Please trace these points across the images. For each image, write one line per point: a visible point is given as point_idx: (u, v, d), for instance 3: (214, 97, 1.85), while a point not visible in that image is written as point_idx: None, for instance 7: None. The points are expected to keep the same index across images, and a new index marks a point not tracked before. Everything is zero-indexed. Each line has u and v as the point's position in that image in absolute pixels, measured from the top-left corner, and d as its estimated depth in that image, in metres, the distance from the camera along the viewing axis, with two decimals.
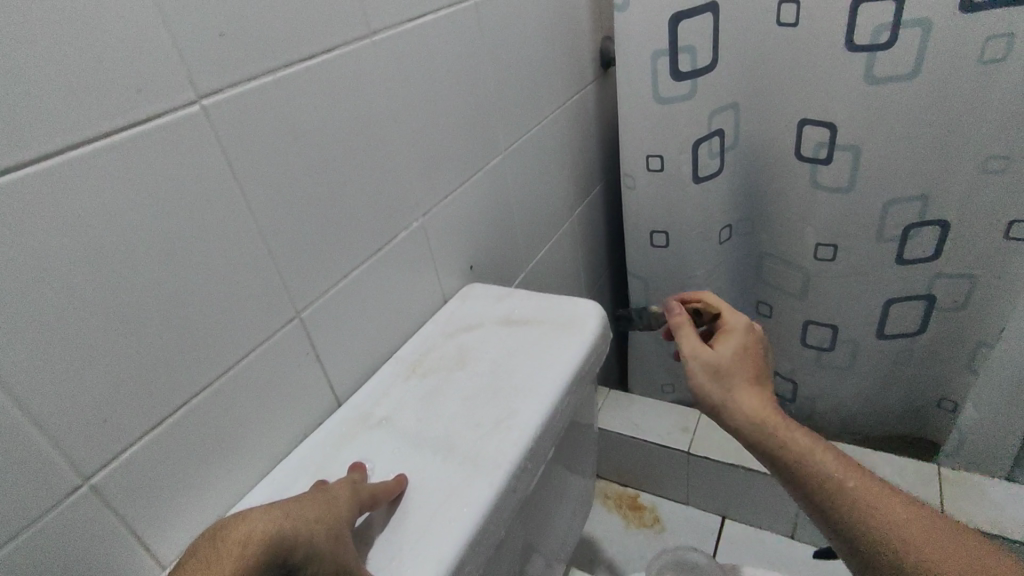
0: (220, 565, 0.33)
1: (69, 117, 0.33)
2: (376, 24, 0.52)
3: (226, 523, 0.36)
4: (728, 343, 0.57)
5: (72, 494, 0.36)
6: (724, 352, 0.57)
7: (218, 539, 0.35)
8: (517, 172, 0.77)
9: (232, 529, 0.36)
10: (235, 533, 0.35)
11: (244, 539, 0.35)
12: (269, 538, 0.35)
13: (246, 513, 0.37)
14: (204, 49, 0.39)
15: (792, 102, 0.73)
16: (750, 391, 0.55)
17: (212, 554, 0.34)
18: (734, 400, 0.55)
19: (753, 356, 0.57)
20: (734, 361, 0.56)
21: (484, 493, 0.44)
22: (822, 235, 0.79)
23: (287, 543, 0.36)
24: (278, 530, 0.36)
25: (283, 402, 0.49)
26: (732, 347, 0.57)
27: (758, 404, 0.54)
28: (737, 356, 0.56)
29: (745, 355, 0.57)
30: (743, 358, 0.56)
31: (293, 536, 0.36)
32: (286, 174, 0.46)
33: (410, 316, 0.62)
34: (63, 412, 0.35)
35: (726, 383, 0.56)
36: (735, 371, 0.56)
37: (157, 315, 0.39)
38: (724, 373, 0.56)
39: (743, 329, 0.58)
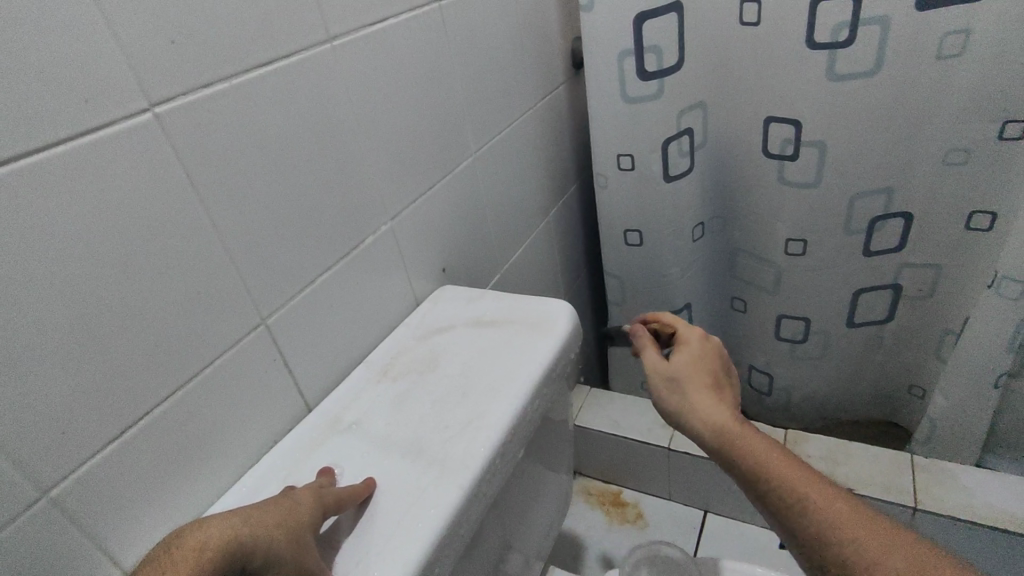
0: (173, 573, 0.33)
1: (16, 128, 0.33)
2: (337, 29, 0.52)
3: (181, 532, 0.35)
4: (683, 354, 0.59)
5: (31, 507, 0.35)
6: (681, 361, 0.58)
7: (172, 548, 0.35)
8: (489, 173, 0.77)
9: (187, 537, 0.35)
10: (188, 541, 0.35)
11: (200, 544, 0.34)
12: (226, 544, 0.35)
13: (203, 520, 0.36)
14: (157, 57, 0.39)
15: (758, 99, 0.74)
16: (710, 399, 0.55)
17: (166, 562, 0.34)
18: (693, 407, 0.55)
19: (712, 363, 0.58)
20: (691, 368, 0.57)
21: (452, 494, 0.44)
22: (791, 230, 0.80)
23: (246, 546, 0.36)
24: (236, 536, 0.36)
25: (251, 409, 0.49)
26: (688, 357, 0.58)
27: (717, 410, 0.54)
28: (693, 365, 0.57)
29: (703, 362, 0.58)
30: (698, 367, 0.57)
31: (252, 538, 0.36)
32: (246, 180, 0.46)
33: (382, 319, 0.62)
34: (18, 424, 0.34)
35: (685, 392, 0.56)
36: (693, 379, 0.56)
37: (117, 325, 0.39)
38: (681, 382, 0.57)
39: (699, 340, 0.60)
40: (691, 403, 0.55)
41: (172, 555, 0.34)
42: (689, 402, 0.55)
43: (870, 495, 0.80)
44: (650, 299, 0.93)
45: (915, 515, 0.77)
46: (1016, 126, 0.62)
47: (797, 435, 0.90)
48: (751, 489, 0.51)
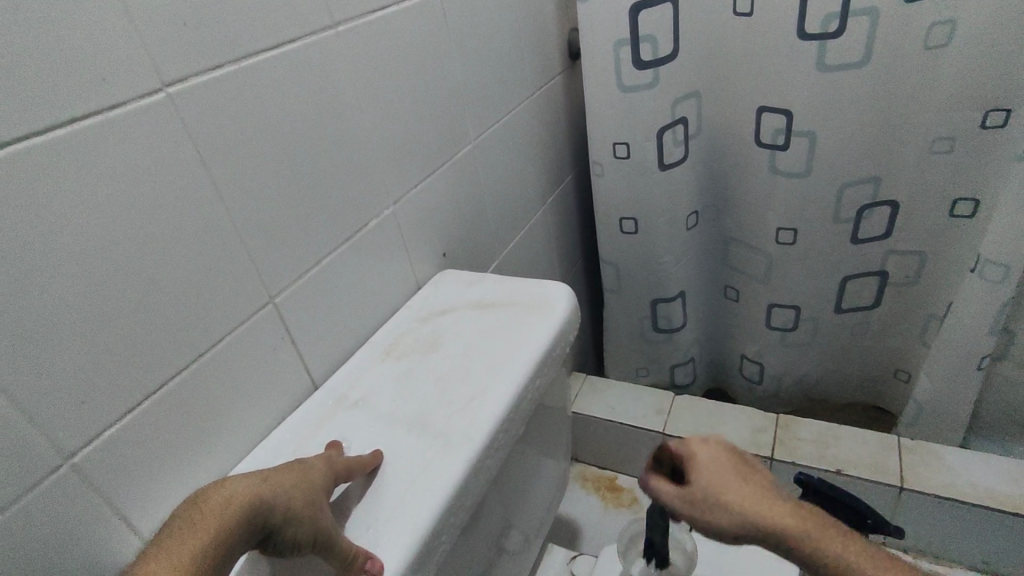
0: (200, 523, 0.35)
1: (37, 105, 0.34)
2: (342, 16, 0.53)
3: (206, 489, 0.37)
4: (696, 468, 0.51)
5: (52, 474, 0.37)
6: (701, 480, 0.50)
7: (199, 502, 0.37)
8: (488, 162, 0.78)
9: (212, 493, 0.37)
10: (214, 496, 0.37)
11: (225, 500, 0.36)
12: (248, 501, 0.37)
13: (226, 480, 0.38)
14: (170, 39, 0.40)
15: (750, 89, 0.75)
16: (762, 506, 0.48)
17: (195, 514, 0.36)
18: (743, 522, 0.48)
19: (729, 464, 0.51)
20: (714, 481, 0.50)
21: (457, 465, 0.46)
22: (782, 219, 0.82)
23: (264, 504, 0.38)
24: (257, 494, 0.38)
25: (259, 386, 0.50)
26: (704, 471, 0.51)
27: (776, 521, 0.47)
28: (713, 476, 0.50)
29: (720, 469, 0.51)
30: (723, 475, 0.50)
31: (270, 497, 0.38)
32: (255, 162, 0.47)
33: (384, 302, 0.64)
34: (41, 391, 0.36)
35: (725, 509, 0.48)
36: (726, 492, 0.49)
37: (133, 299, 0.40)
38: (716, 503, 0.49)
39: (700, 445, 0.53)
40: (738, 521, 0.48)
41: (199, 510, 0.36)
42: (738, 521, 0.48)
43: (859, 476, 0.82)
44: (645, 286, 0.95)
45: (901, 494, 0.80)
46: (998, 114, 0.65)
47: (789, 419, 0.92)
48: None
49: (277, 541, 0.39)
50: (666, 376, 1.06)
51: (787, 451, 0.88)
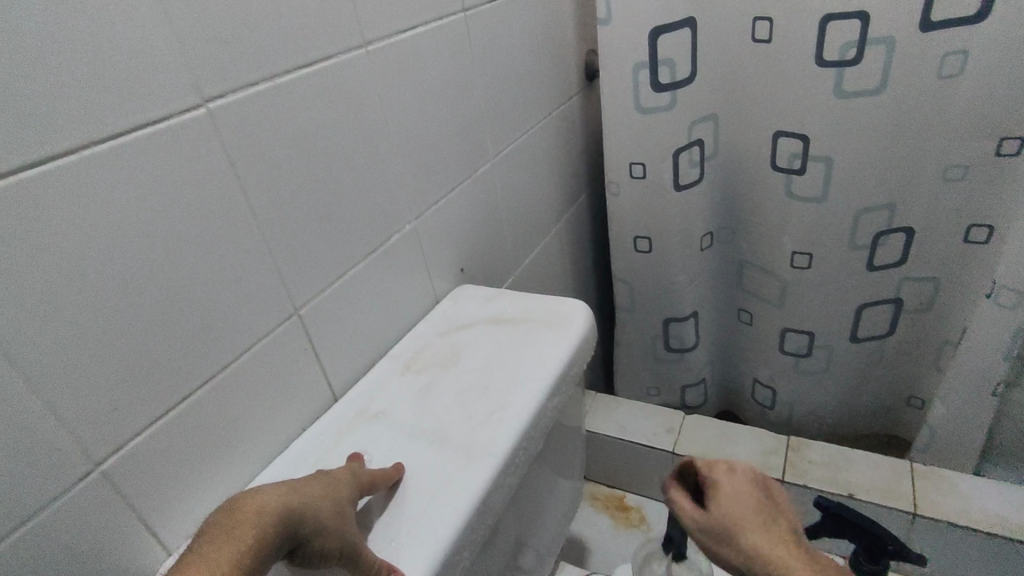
0: (241, 529, 0.35)
1: (84, 119, 0.35)
2: (371, 35, 0.54)
3: (240, 497, 0.37)
4: (718, 496, 0.48)
5: (81, 480, 0.37)
6: (720, 511, 0.47)
7: (233, 509, 0.37)
8: (506, 179, 0.79)
9: (247, 501, 0.37)
10: (249, 505, 0.37)
11: (260, 510, 0.36)
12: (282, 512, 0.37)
13: (259, 489, 0.39)
14: (212, 56, 0.41)
15: (767, 114, 0.76)
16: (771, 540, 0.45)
17: (228, 522, 0.36)
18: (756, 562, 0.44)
19: (754, 500, 0.47)
20: (734, 515, 0.46)
21: (477, 479, 0.46)
22: (797, 243, 0.83)
23: (297, 515, 0.38)
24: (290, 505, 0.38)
25: (282, 397, 0.51)
26: (725, 502, 0.47)
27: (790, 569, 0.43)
28: (734, 509, 0.47)
29: (743, 504, 0.47)
30: (738, 508, 0.47)
31: (302, 508, 0.38)
32: (286, 176, 0.48)
33: (404, 316, 0.64)
34: (74, 398, 0.36)
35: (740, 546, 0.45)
36: (741, 527, 0.46)
37: (166, 309, 0.41)
38: (732, 537, 0.46)
39: (726, 474, 0.49)
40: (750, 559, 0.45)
41: (234, 518, 0.36)
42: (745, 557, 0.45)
43: (871, 501, 0.81)
44: (657, 305, 0.96)
45: (913, 521, 0.79)
46: (1012, 144, 0.65)
47: (801, 442, 0.92)
48: None
49: (304, 552, 0.39)
50: (678, 396, 1.06)
51: (798, 475, 0.88)
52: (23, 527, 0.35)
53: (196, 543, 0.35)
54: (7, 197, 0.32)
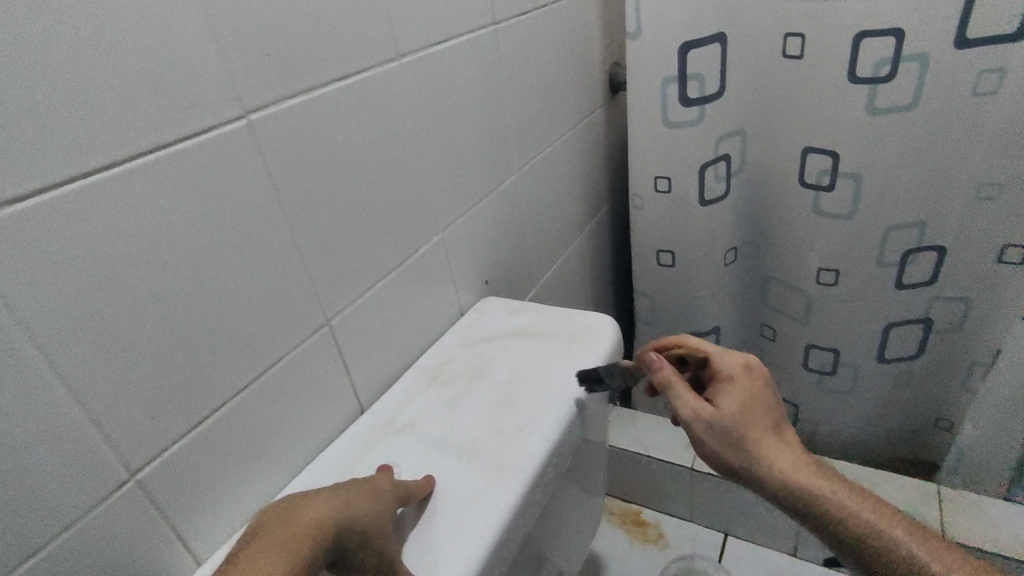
0: (290, 549, 0.36)
1: (132, 131, 0.35)
2: (405, 48, 0.54)
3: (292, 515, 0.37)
4: (726, 396, 0.55)
5: (118, 489, 0.37)
6: (730, 411, 0.53)
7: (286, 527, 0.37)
8: (531, 191, 0.79)
9: (299, 519, 0.37)
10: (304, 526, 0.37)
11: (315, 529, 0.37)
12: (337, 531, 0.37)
13: (309, 504, 0.38)
14: (254, 69, 0.41)
15: (795, 129, 0.76)
16: (774, 444, 0.54)
17: (277, 539, 0.36)
18: (752, 460, 0.53)
19: (759, 403, 0.55)
20: (741, 416, 0.54)
21: (508, 495, 0.46)
22: (823, 259, 0.82)
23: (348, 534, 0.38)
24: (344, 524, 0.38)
25: (311, 407, 0.51)
26: (735, 404, 0.54)
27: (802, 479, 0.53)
28: (741, 410, 0.54)
29: (752, 404, 0.55)
30: (751, 407, 0.54)
31: (354, 526, 0.38)
32: (321, 187, 0.48)
33: (429, 327, 0.64)
34: (113, 407, 0.36)
35: (743, 444, 0.53)
36: (744, 426, 0.53)
37: (203, 319, 0.41)
38: (736, 438, 0.53)
39: (733, 373, 0.56)
40: (749, 457, 0.53)
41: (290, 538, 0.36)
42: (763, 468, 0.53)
43: None
44: (679, 319, 0.95)
45: None
46: None
47: (825, 461, 0.91)
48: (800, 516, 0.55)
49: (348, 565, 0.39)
50: None
51: None
52: (61, 535, 0.35)
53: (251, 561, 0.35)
54: (55, 209, 0.32)
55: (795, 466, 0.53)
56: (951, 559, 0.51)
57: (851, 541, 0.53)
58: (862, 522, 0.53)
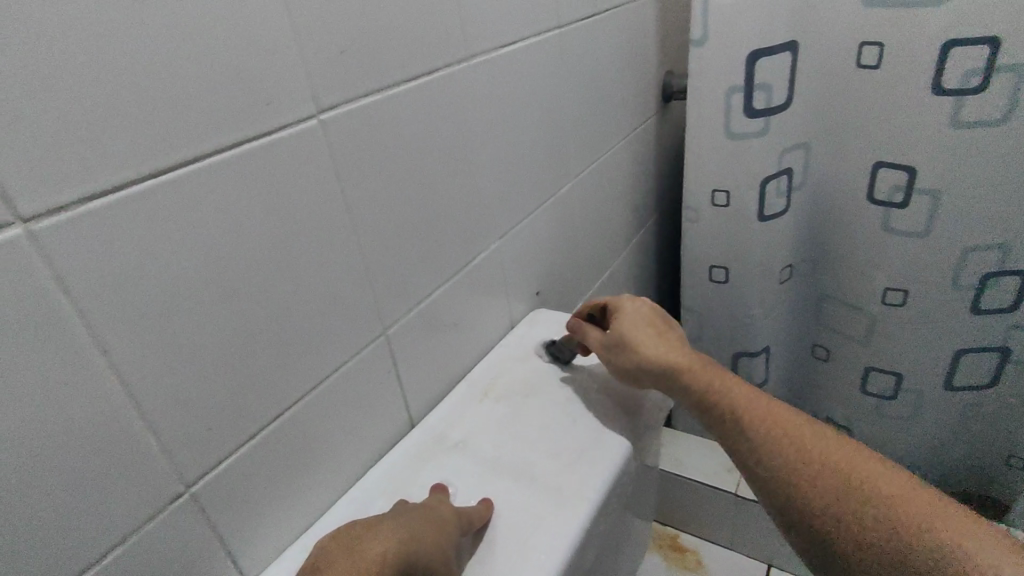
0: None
1: (207, 127, 0.34)
2: (474, 49, 0.53)
3: (359, 541, 0.38)
4: (620, 318, 0.56)
5: (173, 501, 0.36)
6: (620, 326, 0.55)
7: (352, 553, 0.37)
8: (584, 200, 0.77)
9: (364, 546, 0.37)
10: (369, 553, 0.37)
11: (380, 558, 0.36)
12: (399, 560, 0.37)
13: (376, 532, 0.38)
14: (328, 66, 0.40)
15: (867, 142, 0.72)
16: (667, 348, 0.53)
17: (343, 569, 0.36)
18: (646, 359, 0.53)
19: (650, 320, 0.56)
20: (632, 328, 0.55)
21: (573, 524, 0.43)
22: (890, 279, 0.78)
23: (413, 562, 0.37)
24: (406, 552, 0.37)
25: (364, 420, 0.49)
26: (625, 320, 0.56)
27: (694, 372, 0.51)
28: (631, 324, 0.55)
29: (642, 321, 0.56)
30: (641, 324, 0.55)
31: (417, 555, 0.38)
32: (387, 191, 0.46)
33: (481, 338, 0.62)
34: (174, 416, 0.35)
35: (633, 347, 0.53)
36: (636, 335, 0.54)
37: (266, 326, 0.39)
38: (627, 344, 0.54)
39: (629, 301, 0.58)
40: (643, 358, 0.53)
41: (355, 564, 0.36)
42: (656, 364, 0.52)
43: None
44: (729, 338, 0.91)
45: None
46: None
47: None
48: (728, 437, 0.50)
49: None
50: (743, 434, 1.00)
51: None
52: (115, 549, 0.33)
53: None
54: (127, 208, 0.31)
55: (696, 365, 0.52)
56: (913, 500, 0.42)
57: (780, 458, 0.47)
58: (795, 441, 0.47)
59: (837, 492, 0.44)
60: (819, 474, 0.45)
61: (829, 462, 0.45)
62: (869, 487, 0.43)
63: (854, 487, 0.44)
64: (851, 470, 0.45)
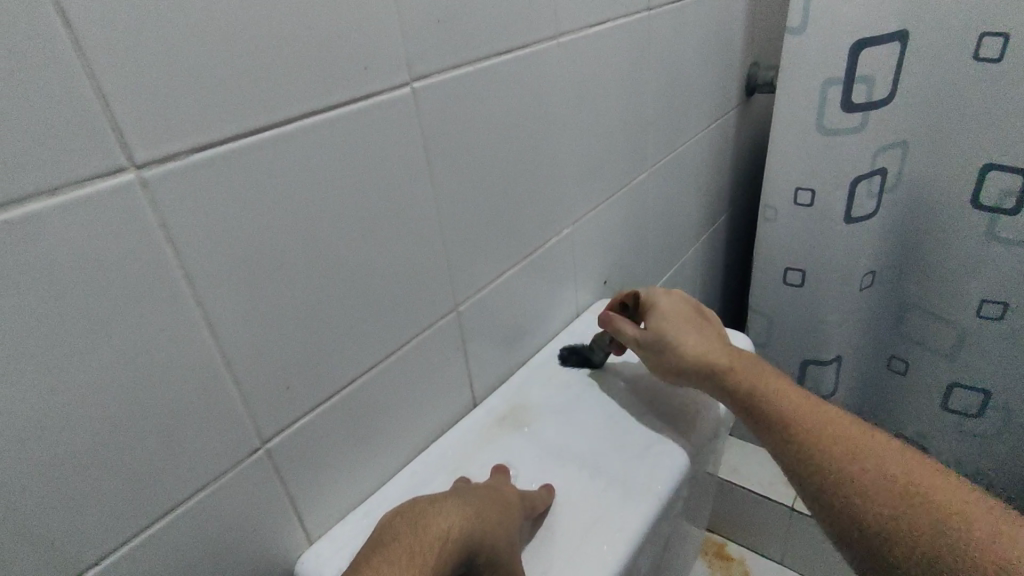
0: (423, 557, 0.35)
1: (311, 88, 0.34)
2: (565, 26, 0.51)
3: (425, 514, 0.38)
4: (654, 313, 0.54)
5: (248, 457, 0.36)
6: (659, 325, 0.53)
7: (416, 527, 0.37)
8: (659, 190, 0.74)
9: (429, 520, 0.38)
10: (433, 529, 0.37)
11: (444, 535, 0.36)
12: (462, 538, 0.37)
13: (441, 507, 0.39)
14: (425, 34, 0.39)
15: (977, 142, 0.67)
16: (707, 342, 0.51)
17: (406, 544, 0.36)
18: (688, 360, 0.50)
19: (686, 314, 0.54)
20: (671, 325, 0.52)
21: (637, 519, 0.43)
22: (988, 291, 0.73)
23: (476, 543, 0.38)
24: (470, 532, 0.37)
25: (429, 395, 0.49)
26: (664, 317, 0.53)
27: (732, 367, 0.49)
28: (670, 320, 0.53)
29: (678, 314, 0.53)
30: (680, 318, 0.53)
31: (481, 536, 0.38)
32: (470, 164, 0.46)
33: (547, 323, 0.61)
34: (257, 369, 0.35)
35: (673, 347, 0.51)
36: (677, 334, 0.52)
37: (348, 292, 0.39)
38: (669, 342, 0.51)
39: (663, 295, 0.55)
40: (680, 358, 0.51)
41: (418, 539, 0.36)
42: (699, 360, 0.50)
43: None
44: (800, 345, 0.87)
45: None
46: None
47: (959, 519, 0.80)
48: (764, 433, 0.48)
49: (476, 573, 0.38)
50: None
51: None
52: (192, 497, 0.34)
53: (381, 552, 0.36)
54: (228, 163, 0.31)
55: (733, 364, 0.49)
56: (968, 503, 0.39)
57: (811, 451, 0.44)
58: (830, 429, 0.45)
59: (867, 484, 0.42)
60: (854, 467, 0.43)
61: (865, 456, 0.43)
62: (900, 477, 0.41)
63: (889, 478, 0.41)
64: (895, 467, 0.42)
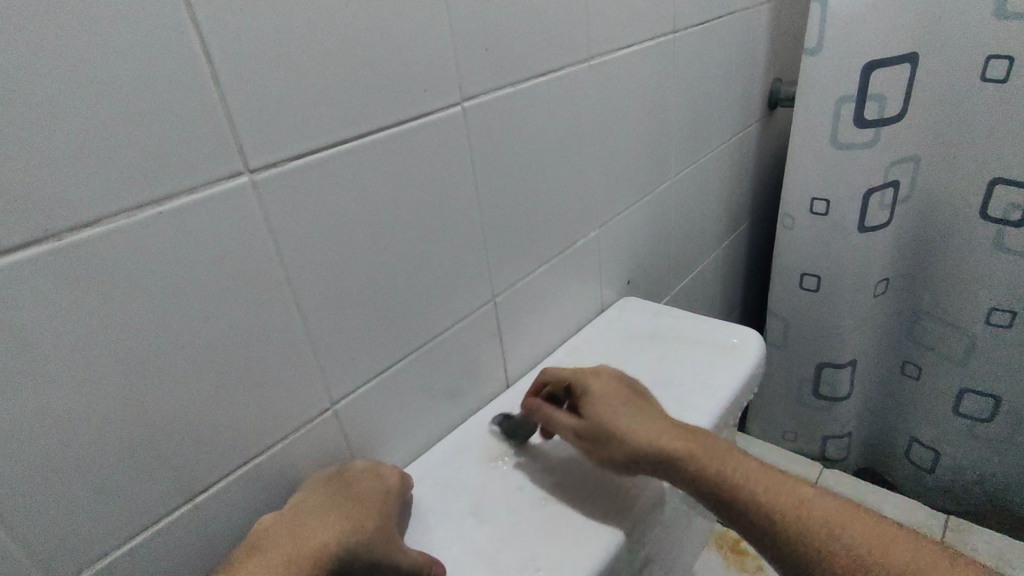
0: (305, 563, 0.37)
1: (381, 109, 0.41)
2: (595, 50, 0.57)
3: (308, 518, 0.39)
4: (589, 399, 0.50)
5: (321, 414, 0.43)
6: (597, 412, 0.49)
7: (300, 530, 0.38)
8: (680, 198, 0.80)
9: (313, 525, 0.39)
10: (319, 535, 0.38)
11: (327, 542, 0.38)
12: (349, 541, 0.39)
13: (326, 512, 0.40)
14: (475, 62, 0.46)
15: (986, 158, 0.71)
16: (649, 424, 0.47)
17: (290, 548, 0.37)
18: (632, 451, 0.46)
19: (620, 396, 0.50)
20: (605, 410, 0.49)
21: (649, 484, 0.48)
22: (997, 299, 0.76)
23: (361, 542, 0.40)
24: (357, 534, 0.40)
25: (468, 374, 0.55)
26: (597, 402, 0.50)
27: (676, 448, 0.45)
28: (605, 405, 0.49)
29: (612, 398, 0.50)
30: (614, 403, 0.49)
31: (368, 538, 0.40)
32: (508, 171, 0.52)
33: (575, 317, 0.67)
34: (331, 342, 0.42)
35: (618, 437, 0.47)
36: (614, 419, 0.48)
37: (404, 280, 0.46)
38: (609, 433, 0.47)
39: (594, 377, 0.52)
40: (626, 446, 0.46)
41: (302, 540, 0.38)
42: (641, 449, 0.46)
43: None
44: (815, 347, 0.91)
45: None
46: None
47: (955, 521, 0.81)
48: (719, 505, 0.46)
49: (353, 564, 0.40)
50: (823, 447, 0.99)
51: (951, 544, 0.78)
52: (276, 444, 0.41)
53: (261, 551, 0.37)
54: (316, 169, 0.38)
55: (686, 449, 0.45)
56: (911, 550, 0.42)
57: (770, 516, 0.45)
58: (779, 493, 0.45)
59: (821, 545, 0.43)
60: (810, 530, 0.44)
61: (820, 525, 0.44)
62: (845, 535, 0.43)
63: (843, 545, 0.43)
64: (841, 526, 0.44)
